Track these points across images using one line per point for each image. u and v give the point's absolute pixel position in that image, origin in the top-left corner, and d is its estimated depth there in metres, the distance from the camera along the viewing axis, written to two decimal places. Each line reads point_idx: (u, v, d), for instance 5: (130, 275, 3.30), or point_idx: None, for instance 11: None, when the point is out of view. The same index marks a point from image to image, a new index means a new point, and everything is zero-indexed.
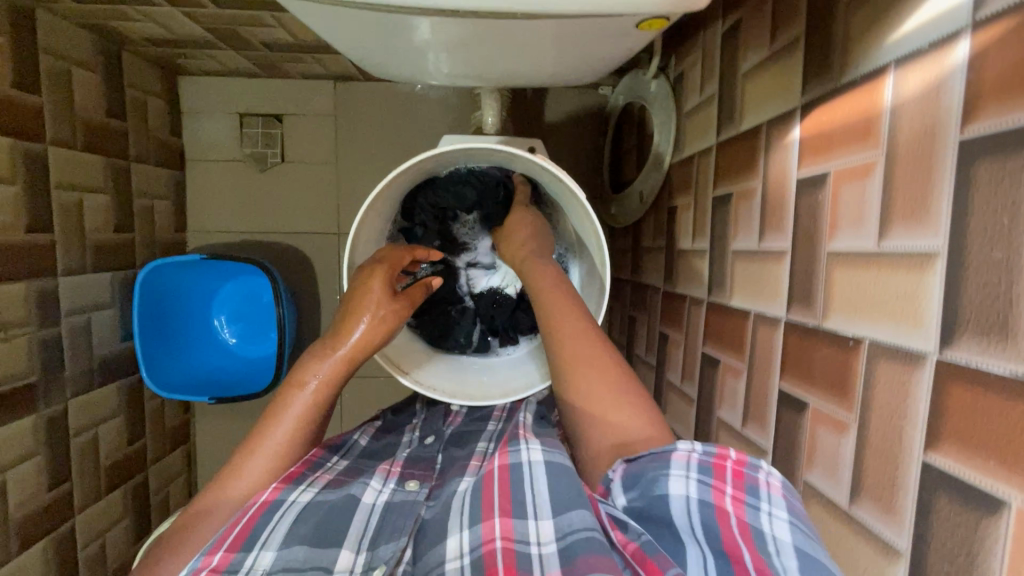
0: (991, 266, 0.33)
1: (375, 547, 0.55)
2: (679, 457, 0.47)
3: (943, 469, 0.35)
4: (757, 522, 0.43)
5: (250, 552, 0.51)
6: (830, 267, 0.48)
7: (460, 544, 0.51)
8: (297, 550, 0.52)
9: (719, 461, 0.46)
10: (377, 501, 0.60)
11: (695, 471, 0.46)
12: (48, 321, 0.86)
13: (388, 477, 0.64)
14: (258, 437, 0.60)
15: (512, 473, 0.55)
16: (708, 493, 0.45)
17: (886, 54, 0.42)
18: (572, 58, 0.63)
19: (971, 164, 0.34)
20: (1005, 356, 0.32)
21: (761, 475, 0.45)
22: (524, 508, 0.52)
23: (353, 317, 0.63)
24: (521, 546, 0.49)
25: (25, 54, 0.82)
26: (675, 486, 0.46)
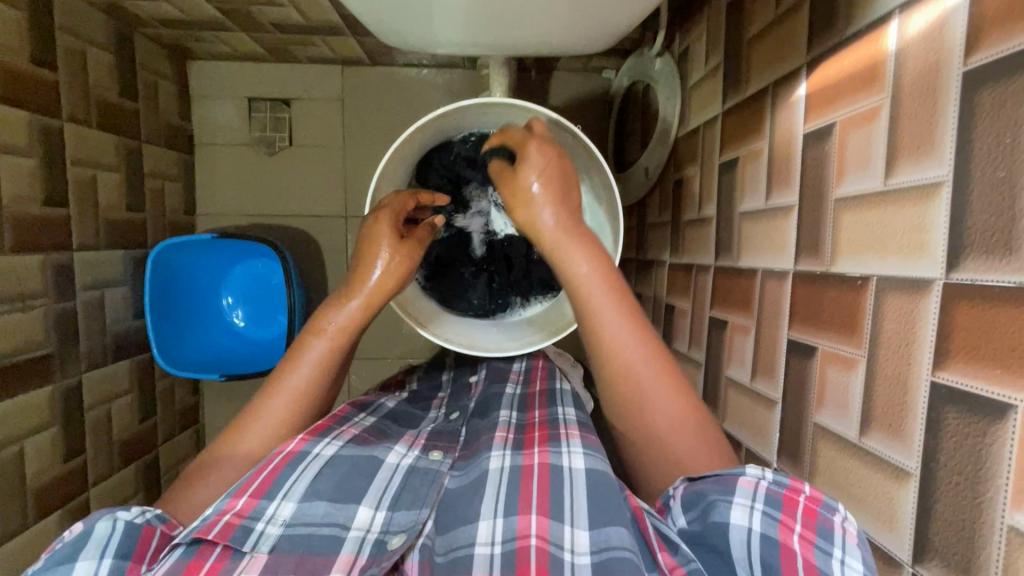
0: (995, 186, 0.35)
1: (393, 509, 0.53)
2: (747, 484, 0.46)
3: (950, 385, 0.37)
4: (826, 567, 0.41)
5: (272, 501, 0.51)
6: (838, 212, 0.49)
7: (492, 532, 0.49)
8: (316, 505, 0.52)
9: (791, 495, 0.45)
10: (400, 463, 0.58)
11: (761, 503, 0.45)
12: (64, 294, 0.87)
13: (412, 446, 0.62)
14: (281, 379, 0.61)
15: (552, 475, 0.54)
16: (773, 529, 0.44)
17: (891, 0, 0.44)
18: (583, 22, 0.65)
19: (975, 93, 0.36)
20: (1010, 270, 0.33)
21: (837, 518, 0.42)
22: (562, 511, 0.50)
23: (369, 258, 0.65)
24: (556, 550, 0.48)
25: (42, 31, 0.83)
26: (737, 515, 0.45)
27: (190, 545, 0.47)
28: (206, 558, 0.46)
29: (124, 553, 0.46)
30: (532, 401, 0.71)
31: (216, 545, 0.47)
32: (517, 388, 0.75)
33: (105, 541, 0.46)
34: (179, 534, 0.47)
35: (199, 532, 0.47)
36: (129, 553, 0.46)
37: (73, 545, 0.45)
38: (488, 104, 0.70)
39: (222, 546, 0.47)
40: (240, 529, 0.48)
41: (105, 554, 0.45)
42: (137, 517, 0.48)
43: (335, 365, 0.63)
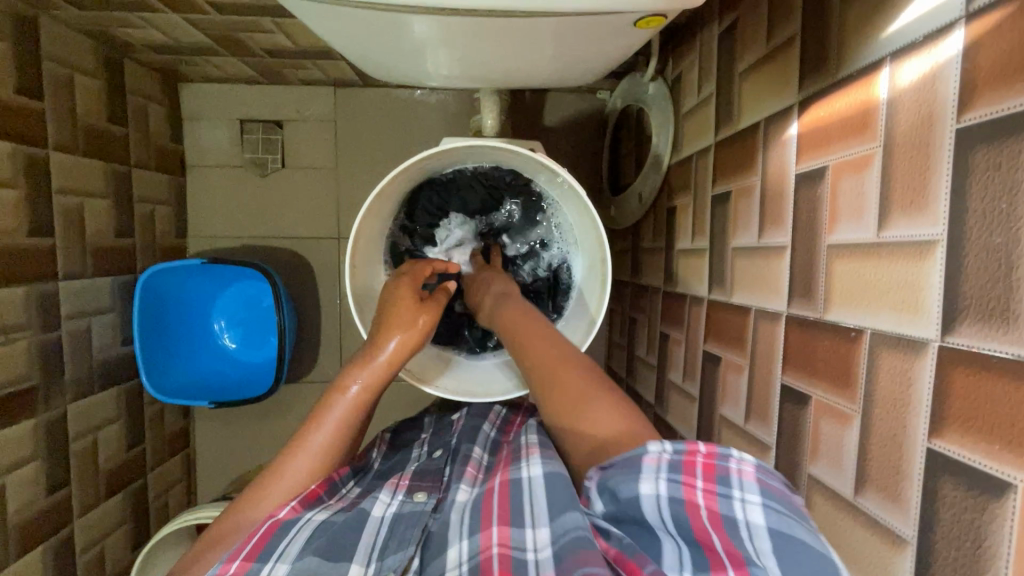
0: (991, 251, 0.33)
1: (383, 558, 0.51)
2: (650, 460, 0.43)
3: (948, 455, 0.35)
4: (729, 511, 0.40)
5: (266, 562, 0.47)
6: (831, 259, 0.48)
7: (460, 553, 0.48)
8: (309, 560, 0.48)
9: (689, 457, 0.43)
10: (385, 514, 0.56)
11: (665, 471, 0.42)
12: (48, 325, 0.86)
13: (396, 490, 0.61)
14: (304, 436, 0.59)
15: (512, 488, 0.52)
16: (678, 490, 0.42)
17: (882, 48, 0.43)
18: (572, 57, 0.64)
19: (968, 151, 0.35)
20: (1008, 340, 0.32)
21: (732, 463, 0.42)
22: (523, 515, 0.49)
23: (387, 331, 0.65)
24: (518, 553, 0.46)
25: (27, 60, 0.82)
26: (644, 487, 0.42)
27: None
28: None
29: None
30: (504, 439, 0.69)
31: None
32: (492, 429, 0.71)
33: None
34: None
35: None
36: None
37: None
38: (474, 150, 0.71)
39: None
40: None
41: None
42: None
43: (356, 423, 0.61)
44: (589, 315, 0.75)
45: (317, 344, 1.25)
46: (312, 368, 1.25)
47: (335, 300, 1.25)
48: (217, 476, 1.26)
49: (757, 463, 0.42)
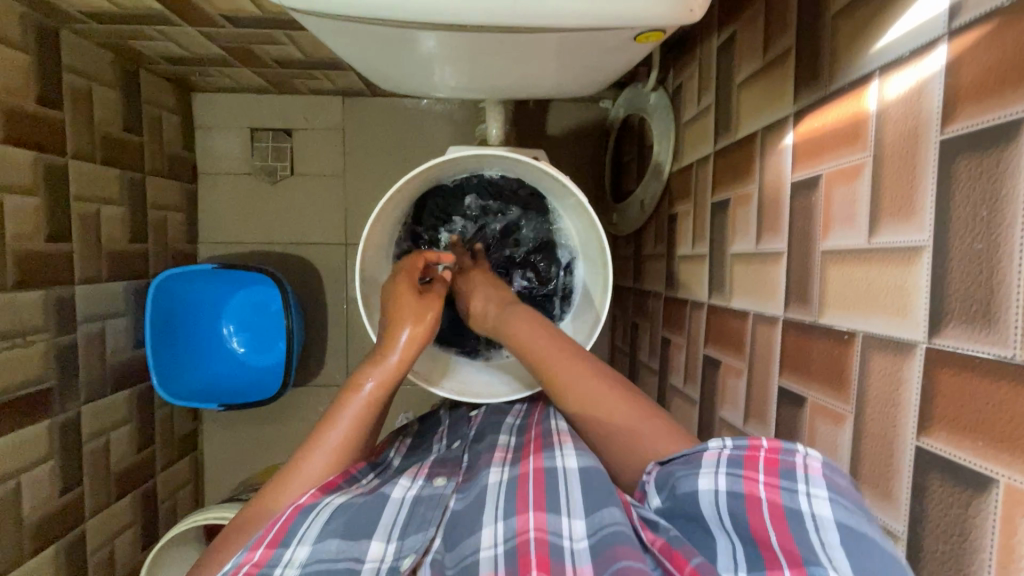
0: (973, 256, 0.35)
1: (403, 537, 0.54)
2: (710, 455, 0.45)
3: (936, 452, 0.37)
4: (793, 504, 0.41)
5: (287, 547, 0.50)
6: (825, 264, 0.49)
7: (494, 534, 0.50)
8: (329, 543, 0.51)
9: (751, 452, 0.44)
10: (405, 496, 0.58)
11: (723, 466, 0.44)
12: (64, 328, 0.88)
13: (416, 476, 0.63)
14: (319, 436, 0.60)
15: (546, 476, 0.55)
16: (738, 484, 0.43)
17: (871, 62, 0.44)
18: (574, 70, 0.66)
19: (951, 161, 0.37)
20: (989, 341, 0.33)
21: (797, 458, 0.42)
22: (557, 502, 0.51)
23: (396, 327, 0.66)
24: (554, 539, 0.48)
25: (48, 72, 0.85)
26: (703, 480, 0.44)
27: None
28: None
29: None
30: (530, 422, 0.71)
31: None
32: (517, 419, 0.73)
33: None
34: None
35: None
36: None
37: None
38: (480, 159, 0.73)
39: None
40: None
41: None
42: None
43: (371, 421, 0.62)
44: (593, 310, 0.76)
45: (324, 348, 1.27)
46: (319, 371, 1.27)
47: (342, 305, 1.27)
48: (225, 478, 1.27)
49: (826, 460, 0.42)
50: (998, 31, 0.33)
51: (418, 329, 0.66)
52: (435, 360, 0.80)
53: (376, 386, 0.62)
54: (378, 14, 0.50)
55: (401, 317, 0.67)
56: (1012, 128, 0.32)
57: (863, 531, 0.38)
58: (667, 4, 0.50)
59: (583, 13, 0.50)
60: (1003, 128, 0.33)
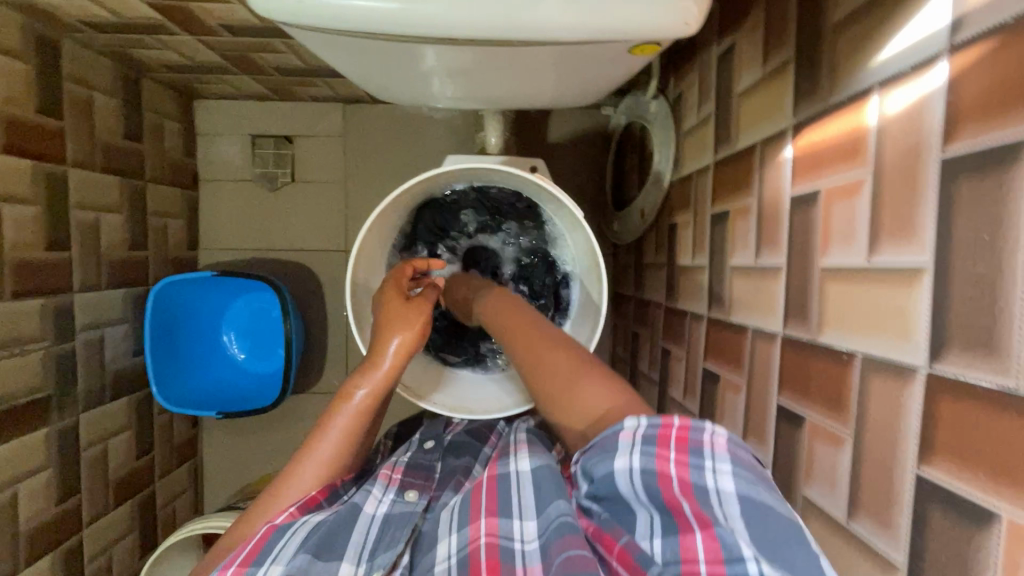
0: (975, 280, 0.33)
1: (373, 557, 0.53)
2: (625, 436, 0.43)
3: (937, 483, 0.36)
4: (702, 480, 0.40)
5: (262, 566, 0.49)
6: (825, 281, 0.48)
7: (448, 547, 0.51)
8: (301, 559, 0.50)
9: (663, 430, 0.42)
10: (377, 511, 0.58)
11: (638, 445, 0.42)
12: (62, 337, 0.88)
13: (388, 486, 0.62)
14: (309, 448, 0.60)
15: (500, 482, 0.55)
16: (650, 462, 0.41)
17: (871, 76, 0.43)
18: (571, 81, 0.65)
19: (953, 181, 0.35)
20: (992, 370, 0.32)
21: (706, 435, 0.41)
22: (510, 507, 0.52)
23: (386, 334, 0.65)
24: (506, 542, 0.49)
25: (48, 81, 0.85)
26: (618, 462, 0.43)
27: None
28: None
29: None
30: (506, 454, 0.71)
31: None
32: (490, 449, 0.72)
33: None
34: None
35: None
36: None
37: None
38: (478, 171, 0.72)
39: None
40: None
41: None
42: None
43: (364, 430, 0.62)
44: (592, 316, 0.75)
45: (324, 355, 1.27)
46: (318, 379, 1.27)
47: (342, 312, 1.27)
48: (224, 485, 1.27)
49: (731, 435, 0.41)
50: (1001, 49, 0.32)
51: (407, 337, 0.64)
52: (427, 372, 0.79)
53: (368, 395, 0.61)
54: (369, 27, 0.49)
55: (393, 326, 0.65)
56: (1014, 149, 0.31)
57: (768, 501, 0.38)
58: (661, 16, 0.49)
59: (577, 25, 0.49)
60: (1006, 149, 0.32)
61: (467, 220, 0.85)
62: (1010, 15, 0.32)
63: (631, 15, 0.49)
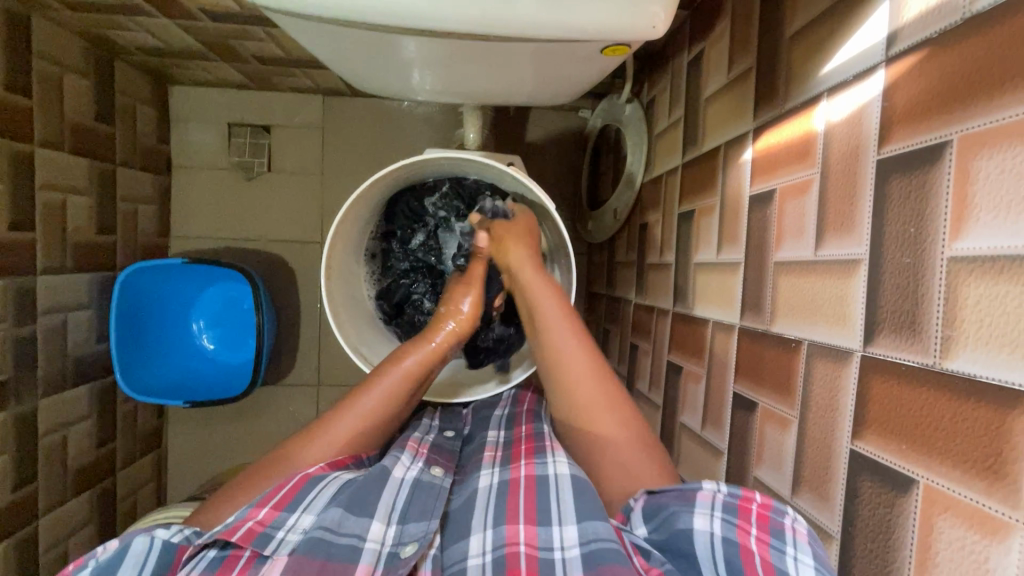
0: (903, 269, 0.37)
1: (404, 522, 0.53)
2: (704, 496, 0.47)
3: (866, 455, 0.39)
4: (782, 564, 0.42)
5: (293, 513, 0.52)
6: (777, 274, 0.51)
7: (482, 542, 0.52)
8: (333, 511, 0.51)
9: (744, 504, 0.46)
10: (405, 476, 0.57)
11: (719, 511, 0.46)
12: (23, 319, 0.86)
13: (416, 457, 0.61)
14: (353, 399, 0.62)
15: (537, 483, 0.55)
16: (732, 532, 0.45)
17: (820, 84, 0.47)
18: (548, 77, 0.68)
19: (885, 179, 0.39)
20: (913, 350, 0.35)
21: (787, 519, 0.43)
22: (549, 515, 0.52)
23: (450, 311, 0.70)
24: (545, 552, 0.50)
25: (17, 57, 0.84)
26: (697, 521, 0.47)
27: (219, 548, 0.50)
28: (233, 568, 0.48)
29: (160, 570, 0.47)
30: (519, 416, 0.71)
31: (242, 555, 0.49)
32: (506, 408, 0.74)
33: (143, 557, 0.47)
34: (206, 538, 0.49)
35: (222, 536, 0.48)
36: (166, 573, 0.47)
37: (111, 559, 0.46)
38: (459, 162, 0.74)
39: (248, 552, 0.49)
40: (262, 536, 0.50)
41: (142, 571, 0.47)
42: (175, 534, 0.49)
43: (411, 379, 0.64)
44: None
45: (295, 348, 1.26)
46: (290, 370, 1.26)
47: (316, 303, 1.26)
48: (188, 478, 1.25)
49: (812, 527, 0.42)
50: (926, 61, 0.36)
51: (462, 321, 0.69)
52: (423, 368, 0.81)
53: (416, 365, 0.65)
54: (348, 15, 0.50)
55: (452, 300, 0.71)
56: (935, 151, 0.35)
57: None
58: (630, 18, 0.52)
59: (552, 24, 0.51)
60: (930, 150, 0.35)
61: (433, 202, 0.85)
62: (936, 30, 0.35)
63: (602, 17, 0.51)
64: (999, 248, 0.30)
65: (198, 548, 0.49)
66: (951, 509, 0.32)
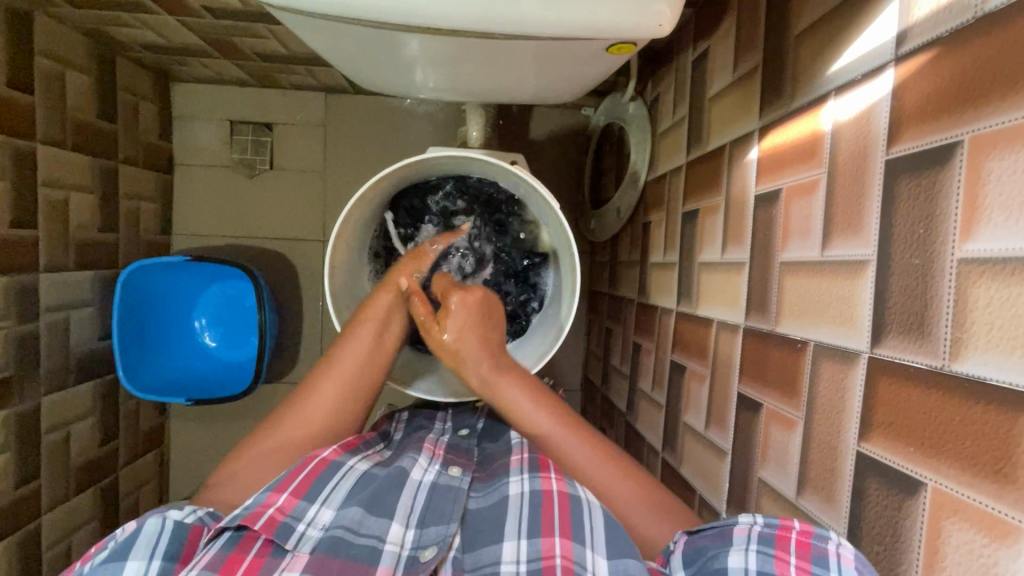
0: (911, 270, 0.36)
1: (423, 526, 0.52)
2: (740, 531, 0.45)
3: (873, 457, 0.39)
4: None
5: (312, 505, 0.52)
6: (783, 274, 0.51)
7: (516, 552, 0.50)
8: (351, 510, 0.52)
9: (782, 532, 0.43)
10: (423, 479, 0.57)
11: (754, 543, 0.44)
12: (26, 317, 0.86)
13: (433, 458, 0.61)
14: (318, 378, 0.63)
15: (572, 502, 0.53)
16: (769, 565, 0.43)
17: (827, 84, 0.47)
18: (553, 76, 0.67)
19: (893, 180, 0.38)
20: (921, 351, 0.35)
21: (830, 545, 0.40)
22: (583, 534, 0.51)
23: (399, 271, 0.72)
24: (579, 570, 0.48)
25: (20, 55, 0.83)
26: (733, 558, 0.44)
27: (234, 532, 0.49)
28: (248, 551, 0.48)
29: (171, 556, 0.47)
30: None
31: (258, 538, 0.49)
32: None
33: (155, 540, 0.47)
34: (223, 522, 0.49)
35: (244, 520, 0.48)
36: (177, 554, 0.47)
37: (130, 537, 0.47)
38: (465, 161, 0.74)
39: (264, 540, 0.49)
40: (284, 526, 0.49)
41: (155, 552, 0.46)
42: (187, 517, 0.50)
43: (374, 347, 0.66)
44: (567, 301, 0.77)
45: (298, 346, 1.26)
46: (291, 369, 1.26)
47: (317, 302, 1.26)
48: (190, 475, 1.25)
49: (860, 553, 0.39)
50: (936, 61, 0.36)
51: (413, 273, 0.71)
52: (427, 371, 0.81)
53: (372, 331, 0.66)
54: (352, 13, 0.50)
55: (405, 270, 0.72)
56: (944, 152, 0.35)
57: None
58: (635, 16, 0.52)
59: (557, 22, 0.51)
60: (938, 151, 0.35)
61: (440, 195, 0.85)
62: (947, 28, 0.35)
63: (608, 15, 0.51)
64: (1011, 249, 0.30)
65: (215, 531, 0.48)
66: (960, 512, 0.32)
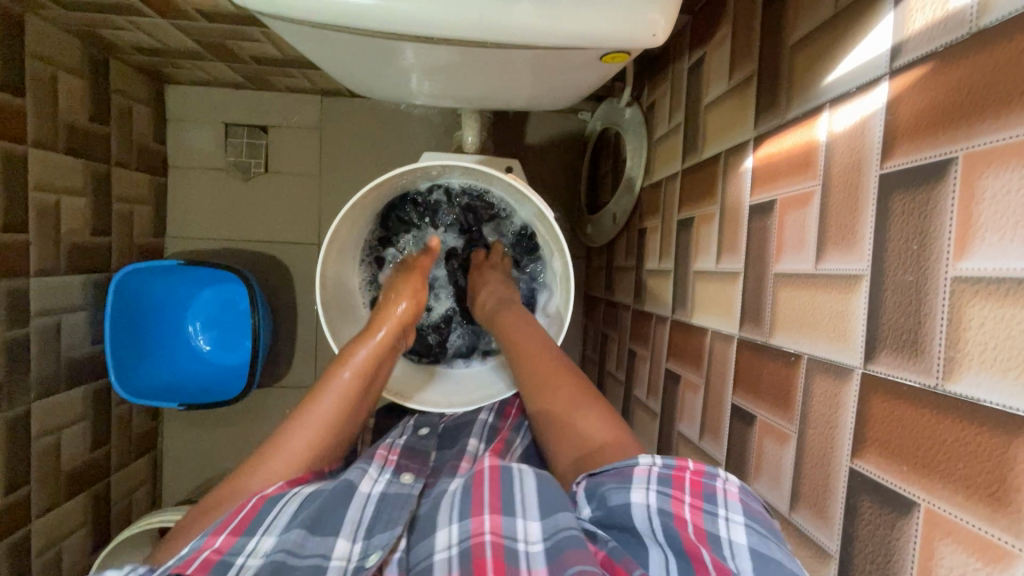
0: (905, 287, 0.36)
1: (370, 536, 0.52)
2: (639, 471, 0.46)
3: (866, 475, 0.38)
4: (713, 527, 0.43)
5: (252, 537, 0.50)
6: (777, 286, 0.51)
7: (449, 536, 0.50)
8: (293, 533, 0.50)
9: (678, 473, 0.46)
10: (371, 491, 0.57)
11: (654, 483, 0.46)
12: (16, 321, 0.85)
13: (383, 466, 0.62)
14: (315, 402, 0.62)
15: (502, 474, 0.53)
16: (667, 502, 0.45)
17: (822, 95, 0.46)
18: (547, 83, 0.67)
19: (888, 195, 0.38)
20: (915, 369, 0.35)
21: (718, 482, 0.45)
22: (513, 505, 0.51)
23: (391, 299, 0.70)
24: (509, 542, 0.48)
25: (11, 57, 0.83)
26: (635, 495, 0.46)
27: None
28: None
29: None
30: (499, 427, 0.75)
31: None
32: (489, 415, 0.77)
33: None
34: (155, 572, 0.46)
35: (176, 569, 0.46)
36: None
37: None
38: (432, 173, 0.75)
39: None
40: (219, 565, 0.47)
41: None
42: None
43: (363, 387, 0.64)
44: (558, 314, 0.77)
45: (292, 350, 1.25)
46: (286, 373, 1.25)
47: (313, 305, 1.25)
48: (184, 479, 1.24)
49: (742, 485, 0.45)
50: (933, 74, 0.35)
51: (409, 306, 0.70)
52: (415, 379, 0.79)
53: (366, 358, 0.65)
54: (343, 20, 0.49)
55: (399, 292, 0.71)
56: (940, 167, 0.34)
57: (776, 557, 0.41)
58: (630, 26, 0.51)
59: (550, 32, 0.51)
60: (932, 168, 0.35)
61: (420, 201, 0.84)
62: (943, 42, 0.35)
63: (601, 24, 0.51)
64: (1006, 269, 0.30)
65: None
66: (953, 534, 0.32)
